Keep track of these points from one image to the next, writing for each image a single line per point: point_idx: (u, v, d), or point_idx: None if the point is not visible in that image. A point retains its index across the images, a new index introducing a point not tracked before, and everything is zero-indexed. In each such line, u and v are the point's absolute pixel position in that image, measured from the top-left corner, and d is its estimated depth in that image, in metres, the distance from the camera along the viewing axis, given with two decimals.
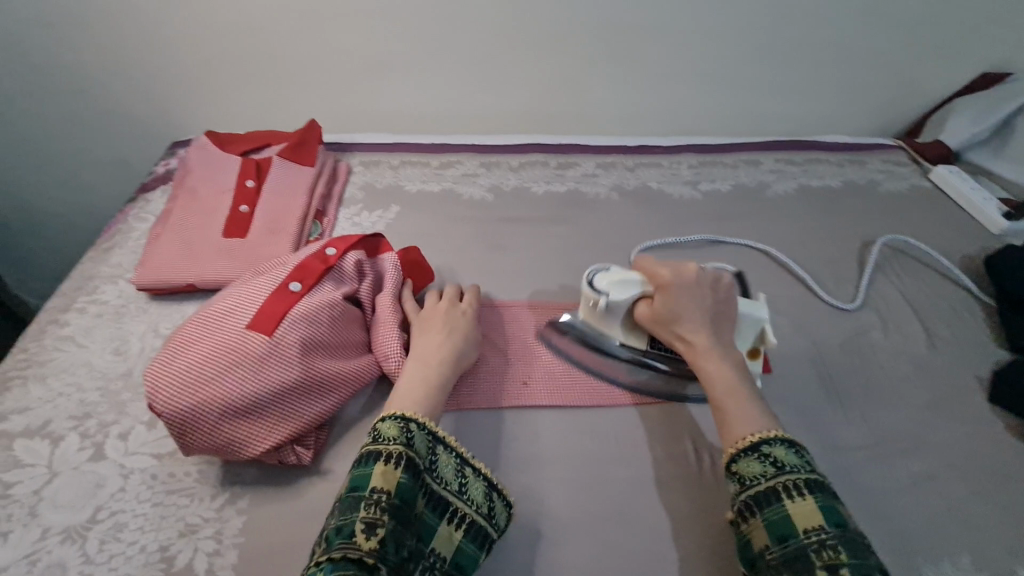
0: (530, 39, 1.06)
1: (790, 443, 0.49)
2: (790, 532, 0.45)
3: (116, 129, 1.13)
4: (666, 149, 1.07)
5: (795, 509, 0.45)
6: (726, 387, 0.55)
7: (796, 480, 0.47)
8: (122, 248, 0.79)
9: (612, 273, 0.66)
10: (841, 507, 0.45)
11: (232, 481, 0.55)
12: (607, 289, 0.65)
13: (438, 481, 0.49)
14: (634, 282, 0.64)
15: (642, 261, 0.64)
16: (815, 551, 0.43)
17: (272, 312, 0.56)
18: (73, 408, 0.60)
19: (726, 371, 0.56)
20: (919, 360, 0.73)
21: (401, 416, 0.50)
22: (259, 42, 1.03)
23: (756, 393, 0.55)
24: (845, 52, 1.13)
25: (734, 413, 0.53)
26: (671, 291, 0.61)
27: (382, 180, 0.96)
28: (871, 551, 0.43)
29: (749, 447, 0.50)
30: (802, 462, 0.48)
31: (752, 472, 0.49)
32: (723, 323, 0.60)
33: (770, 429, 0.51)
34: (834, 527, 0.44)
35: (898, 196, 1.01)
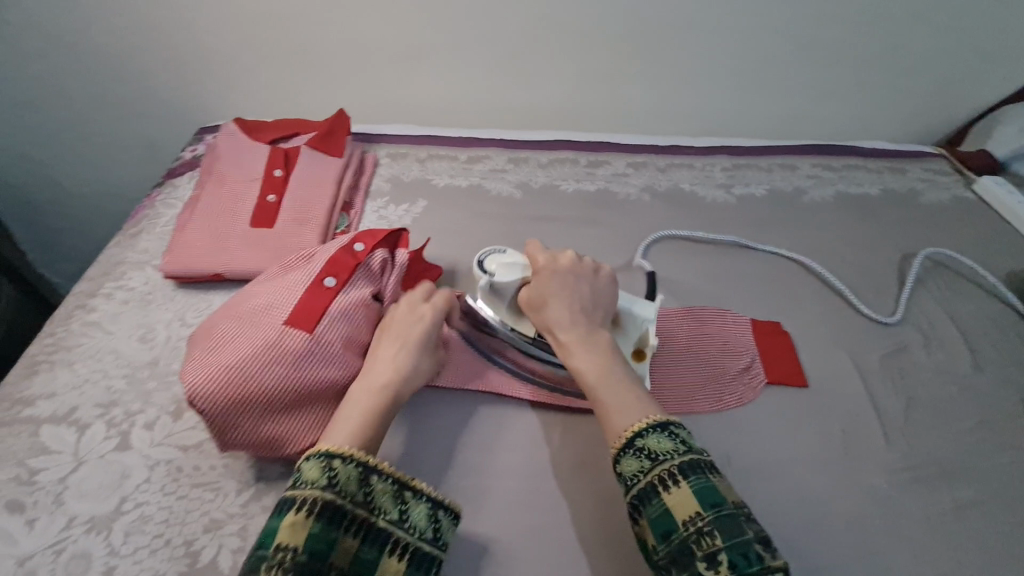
0: (564, 33, 1.03)
1: (663, 427, 0.46)
2: (671, 527, 0.42)
3: (144, 112, 1.13)
4: (700, 150, 1.05)
5: (672, 500, 0.43)
6: (599, 376, 0.52)
7: (669, 469, 0.44)
8: (149, 234, 0.78)
9: (505, 255, 0.63)
10: (715, 482, 0.43)
11: (258, 477, 0.54)
12: (493, 270, 0.62)
13: (374, 514, 0.45)
14: (519, 266, 0.62)
15: (528, 249, 0.62)
16: (694, 541, 0.40)
17: (310, 310, 0.57)
18: (100, 395, 0.59)
19: (601, 359, 0.53)
20: (963, 380, 0.70)
21: (325, 454, 0.45)
22: (289, 28, 1.01)
23: (634, 380, 0.52)
24: (888, 55, 1.09)
25: (608, 405, 0.49)
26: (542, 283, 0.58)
27: (409, 173, 0.94)
28: (750, 522, 0.41)
29: (626, 444, 0.46)
30: (675, 446, 0.45)
31: (630, 470, 0.45)
32: (599, 312, 0.58)
33: (644, 418, 0.47)
34: (709, 510, 0.41)
35: (940, 207, 0.98)
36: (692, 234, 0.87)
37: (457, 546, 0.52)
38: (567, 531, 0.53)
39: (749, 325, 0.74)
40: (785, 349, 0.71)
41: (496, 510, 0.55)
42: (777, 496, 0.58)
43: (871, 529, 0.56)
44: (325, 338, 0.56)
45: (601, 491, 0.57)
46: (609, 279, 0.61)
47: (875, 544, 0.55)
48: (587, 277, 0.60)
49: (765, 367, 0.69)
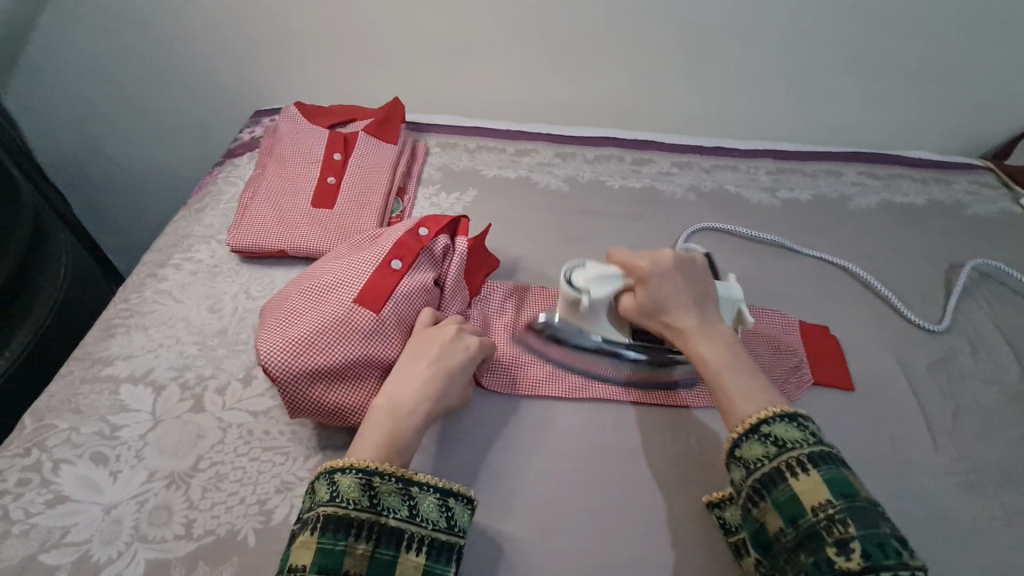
0: (616, 31, 1.04)
1: (792, 418, 0.47)
2: (800, 512, 0.43)
3: (200, 94, 1.16)
4: (744, 153, 1.05)
5: (801, 486, 0.44)
6: (723, 368, 0.52)
7: (799, 457, 0.45)
8: (213, 210, 0.81)
9: (587, 268, 0.61)
10: (848, 476, 0.44)
11: (324, 444, 0.56)
12: (586, 286, 0.59)
13: (385, 514, 0.44)
14: (613, 276, 0.60)
15: (614, 256, 0.62)
16: (824, 528, 0.41)
17: (377, 290, 0.58)
18: (174, 359, 0.62)
19: (723, 351, 0.53)
20: (1012, 390, 0.70)
21: (329, 470, 0.45)
22: (347, 16, 1.03)
23: (756, 371, 0.52)
24: (939, 65, 1.09)
25: (734, 397, 0.50)
26: (649, 281, 0.57)
27: (458, 163, 0.96)
28: (884, 518, 0.42)
29: (750, 429, 0.47)
30: (804, 436, 0.46)
31: (754, 455, 0.47)
32: (706, 299, 0.58)
33: (771, 408, 0.48)
34: (842, 500, 0.42)
35: (987, 219, 0.97)
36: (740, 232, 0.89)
37: (515, 521, 0.54)
38: (620, 513, 0.55)
39: (796, 326, 0.75)
40: (832, 352, 0.72)
41: (551, 490, 0.57)
42: None
43: (918, 529, 0.57)
44: (391, 317, 0.57)
45: (651, 477, 0.58)
46: (703, 266, 0.61)
47: (923, 544, 0.56)
48: (686, 265, 0.60)
49: (812, 367, 0.70)
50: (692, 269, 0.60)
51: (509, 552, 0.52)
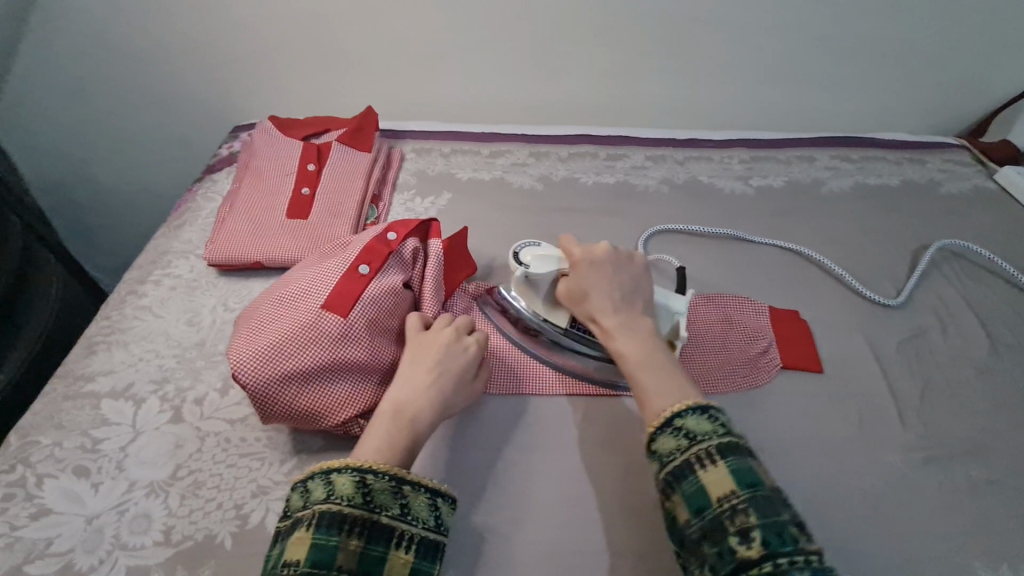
0: (585, 29, 1.06)
1: (703, 410, 0.49)
2: (705, 502, 0.43)
3: (182, 113, 1.18)
4: (717, 143, 1.06)
5: (708, 478, 0.44)
6: (639, 361, 0.55)
7: (708, 449, 0.46)
8: (192, 225, 0.83)
9: (538, 248, 0.68)
10: (753, 465, 0.45)
11: (300, 448, 0.58)
12: (528, 261, 0.66)
13: (377, 512, 0.45)
14: (555, 258, 0.66)
15: (563, 242, 0.67)
16: (728, 517, 0.42)
17: (345, 294, 0.59)
18: (153, 372, 0.64)
19: (641, 347, 0.57)
20: (981, 365, 0.71)
21: (325, 470, 0.46)
22: (319, 29, 1.05)
23: (674, 368, 0.55)
24: (909, 46, 1.09)
25: (647, 387, 0.53)
26: (580, 274, 0.63)
27: (433, 168, 0.98)
28: (786, 505, 0.43)
29: (664, 424, 0.49)
30: (714, 428, 0.47)
31: (668, 448, 0.47)
32: (636, 299, 0.62)
33: (682, 401, 0.50)
34: (746, 489, 0.43)
35: (961, 197, 0.98)
36: (688, 228, 0.88)
37: (488, 514, 0.55)
38: (590, 502, 0.57)
39: (767, 313, 0.76)
40: (803, 336, 0.73)
41: (525, 483, 0.58)
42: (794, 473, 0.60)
43: (885, 505, 0.58)
44: (361, 320, 0.59)
45: (625, 467, 0.60)
46: (643, 267, 0.67)
47: (892, 519, 0.57)
48: (622, 266, 0.64)
49: (782, 352, 0.71)
50: (627, 269, 0.65)
51: (482, 545, 0.53)
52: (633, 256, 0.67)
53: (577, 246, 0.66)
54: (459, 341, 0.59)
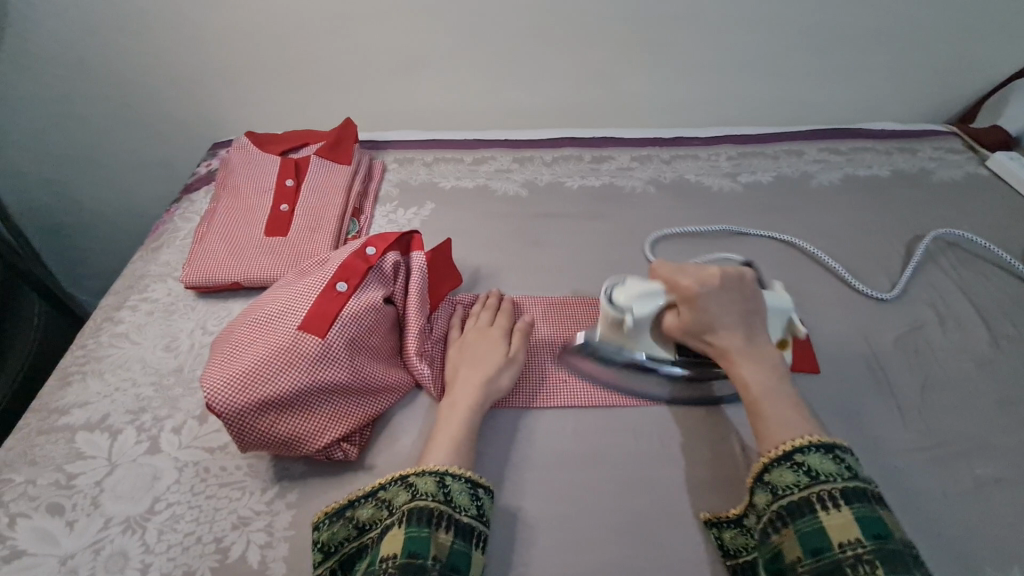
0: (565, 30, 1.04)
1: (828, 449, 0.47)
2: (824, 545, 0.43)
3: (161, 132, 1.17)
4: (703, 141, 1.05)
5: (829, 520, 0.44)
6: (766, 393, 0.53)
7: (830, 491, 0.45)
8: (170, 247, 0.81)
9: (625, 287, 0.60)
10: (881, 515, 0.44)
11: (281, 475, 0.56)
12: (629, 306, 0.58)
13: (458, 510, 0.48)
14: (656, 293, 0.58)
15: (659, 270, 0.59)
16: (851, 565, 0.41)
17: (323, 314, 0.58)
18: (129, 402, 0.62)
19: (767, 376, 0.54)
20: (980, 358, 0.69)
21: (402, 476, 0.50)
22: (296, 42, 1.04)
23: (797, 398, 0.53)
24: (894, 34, 1.08)
25: (774, 423, 0.51)
26: (697, 302, 0.55)
27: (416, 178, 0.96)
28: (916, 563, 0.42)
29: (783, 457, 0.48)
30: (840, 471, 0.46)
31: (784, 482, 0.47)
32: (756, 319, 0.57)
33: (804, 436, 0.49)
34: (873, 540, 0.42)
35: (952, 185, 0.96)
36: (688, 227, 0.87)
37: None
38: (583, 520, 0.55)
39: None
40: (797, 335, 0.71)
41: (515, 502, 0.56)
42: None
43: (889, 508, 0.56)
44: (339, 339, 0.57)
45: (613, 481, 0.58)
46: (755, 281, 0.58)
47: (895, 523, 0.55)
48: (739, 284, 0.57)
49: None
50: (743, 286, 0.57)
51: None
52: (743, 269, 0.58)
53: (679, 272, 0.58)
54: (489, 330, 0.66)
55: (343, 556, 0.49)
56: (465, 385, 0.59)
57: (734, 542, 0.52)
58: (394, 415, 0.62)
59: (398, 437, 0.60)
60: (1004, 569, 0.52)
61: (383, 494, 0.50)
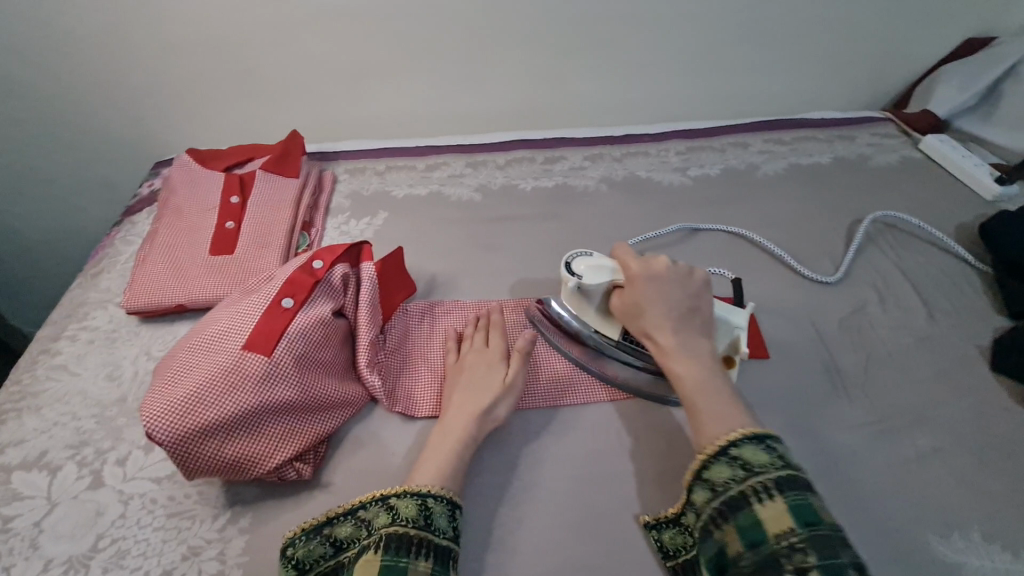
0: (509, 33, 1.05)
1: (759, 440, 0.46)
2: (761, 538, 0.41)
3: (99, 153, 1.12)
4: (653, 137, 1.07)
5: (766, 512, 0.42)
6: (698, 386, 0.53)
7: (764, 482, 0.44)
8: (111, 272, 0.78)
9: (591, 258, 0.66)
10: (814, 503, 0.42)
11: (233, 501, 0.54)
12: (581, 272, 0.65)
13: (437, 533, 0.47)
14: (610, 268, 0.65)
15: (616, 251, 0.65)
16: (785, 556, 0.39)
17: (268, 332, 0.56)
18: (69, 437, 0.59)
19: (700, 370, 0.54)
20: (920, 334, 0.72)
21: (382, 497, 0.49)
22: (236, 54, 1.02)
23: (730, 390, 0.52)
24: (828, 25, 1.12)
25: (705, 410, 0.50)
26: (637, 282, 0.61)
27: (368, 187, 0.95)
28: (848, 548, 0.40)
29: (718, 451, 0.47)
30: (771, 460, 0.45)
31: (722, 478, 0.46)
32: (695, 315, 0.59)
33: (738, 428, 0.48)
34: (805, 528, 0.40)
35: (889, 169, 1.00)
36: (639, 228, 0.87)
37: None
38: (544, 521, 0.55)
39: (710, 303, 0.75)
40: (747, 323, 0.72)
41: (476, 510, 0.56)
42: None
43: (838, 486, 0.58)
44: (287, 356, 0.56)
45: (569, 482, 0.58)
46: (705, 283, 0.62)
47: (846, 499, 0.57)
48: (682, 282, 0.61)
49: None
50: (688, 285, 0.61)
51: None
52: (694, 269, 0.63)
53: (634, 256, 0.64)
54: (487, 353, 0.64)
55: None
56: (458, 412, 0.58)
57: (673, 541, 0.53)
58: (349, 430, 0.61)
59: (355, 452, 0.59)
60: (948, 537, 0.54)
61: (361, 514, 0.49)
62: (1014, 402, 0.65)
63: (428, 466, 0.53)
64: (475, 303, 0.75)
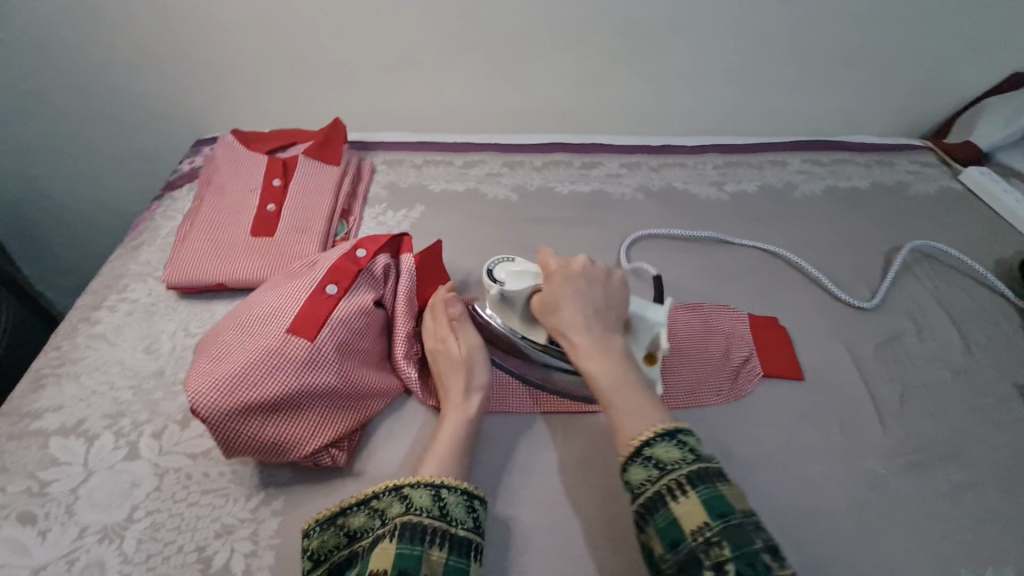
0: (555, 36, 1.05)
1: (671, 436, 0.47)
2: (679, 536, 0.43)
3: (139, 127, 1.13)
4: (690, 149, 1.06)
5: (680, 510, 0.43)
6: (614, 384, 0.52)
7: (678, 479, 0.45)
8: (151, 246, 0.79)
9: (513, 263, 0.64)
10: (723, 490, 0.44)
11: (266, 482, 0.55)
12: (503, 279, 0.62)
13: (454, 524, 0.47)
14: (531, 274, 0.62)
15: (537, 256, 0.62)
16: (703, 551, 0.41)
17: (312, 317, 0.57)
18: (107, 406, 0.60)
19: (615, 368, 0.53)
20: (956, 366, 0.72)
21: (394, 486, 0.49)
22: (283, 38, 1.02)
23: (647, 386, 0.52)
24: (873, 50, 1.11)
25: (621, 411, 0.50)
26: (555, 284, 0.58)
27: (405, 180, 0.95)
28: (757, 531, 0.42)
29: (635, 453, 0.47)
30: (683, 455, 0.46)
31: (639, 480, 0.46)
32: (611, 314, 0.58)
33: (653, 427, 0.48)
34: (717, 520, 0.42)
35: (928, 198, 1.00)
36: (675, 232, 0.88)
37: None
38: (572, 527, 0.55)
39: (746, 320, 0.75)
40: (781, 343, 0.72)
41: (504, 511, 0.56)
42: (778, 484, 0.59)
43: (870, 514, 0.57)
44: (329, 343, 0.56)
45: (603, 487, 0.58)
46: (622, 284, 0.61)
47: (877, 528, 0.56)
48: (601, 282, 0.59)
49: (762, 360, 0.70)
50: (604, 284, 0.59)
51: None
52: (611, 270, 0.61)
53: (552, 257, 0.61)
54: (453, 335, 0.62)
55: (333, 565, 0.47)
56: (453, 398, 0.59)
57: None
58: (382, 420, 0.61)
59: (388, 442, 0.59)
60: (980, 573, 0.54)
61: (371, 503, 0.49)
62: None
63: (458, 461, 0.53)
64: None
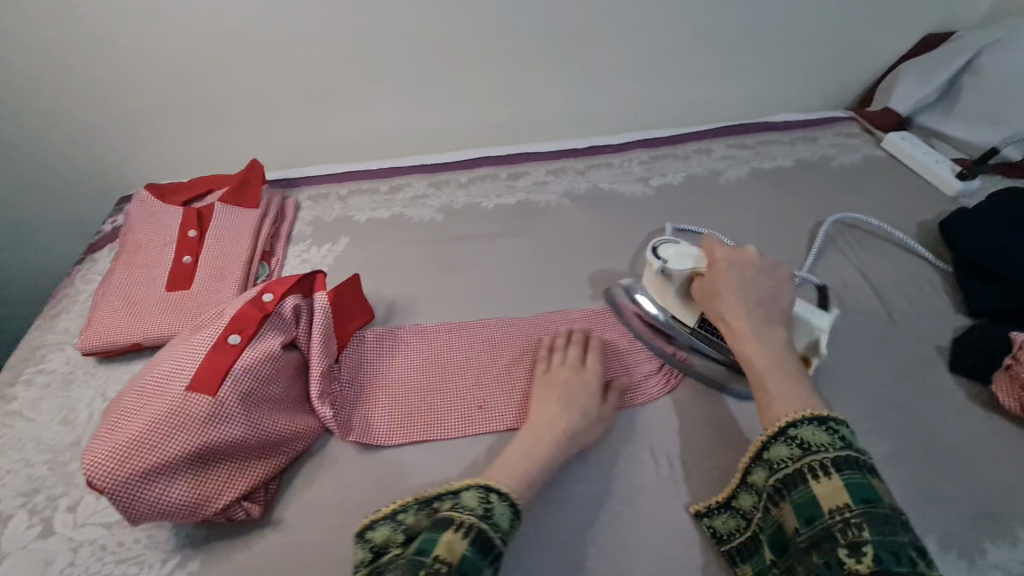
0: (467, 52, 1.05)
1: (821, 422, 0.48)
2: (816, 513, 0.44)
3: (65, 190, 1.12)
4: (617, 148, 1.06)
5: (820, 490, 0.45)
6: (768, 370, 0.54)
7: (822, 460, 0.46)
8: (70, 313, 0.78)
9: (678, 247, 0.69)
10: (874, 483, 0.44)
11: (183, 543, 0.54)
12: (667, 257, 0.68)
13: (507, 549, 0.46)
14: (693, 256, 0.67)
15: (704, 242, 0.67)
16: (839, 530, 0.42)
17: (214, 370, 0.56)
18: (21, 484, 0.59)
19: (771, 355, 0.56)
20: (878, 336, 0.72)
21: (489, 487, 0.49)
22: (196, 84, 1.02)
23: (802, 374, 0.54)
24: (786, 28, 1.12)
25: (773, 393, 0.52)
26: (718, 269, 0.62)
27: (331, 213, 0.95)
28: (906, 527, 0.41)
29: (777, 431, 0.49)
30: (832, 441, 0.46)
31: (779, 456, 0.49)
32: (774, 305, 0.60)
33: (799, 409, 0.50)
34: (861, 504, 0.42)
35: (851, 169, 1.00)
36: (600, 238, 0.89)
37: None
38: None
39: None
40: None
41: None
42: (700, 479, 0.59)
43: None
44: (232, 395, 0.55)
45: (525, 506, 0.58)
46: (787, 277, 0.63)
47: None
48: (763, 273, 0.62)
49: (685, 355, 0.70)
50: (769, 275, 0.62)
51: None
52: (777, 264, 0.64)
53: (719, 245, 0.65)
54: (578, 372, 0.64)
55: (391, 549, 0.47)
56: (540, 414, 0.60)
57: (725, 527, 0.55)
58: (303, 463, 0.61)
59: (308, 485, 0.59)
60: None
61: (462, 491, 0.49)
62: (971, 403, 0.65)
63: None
64: (433, 325, 0.75)
